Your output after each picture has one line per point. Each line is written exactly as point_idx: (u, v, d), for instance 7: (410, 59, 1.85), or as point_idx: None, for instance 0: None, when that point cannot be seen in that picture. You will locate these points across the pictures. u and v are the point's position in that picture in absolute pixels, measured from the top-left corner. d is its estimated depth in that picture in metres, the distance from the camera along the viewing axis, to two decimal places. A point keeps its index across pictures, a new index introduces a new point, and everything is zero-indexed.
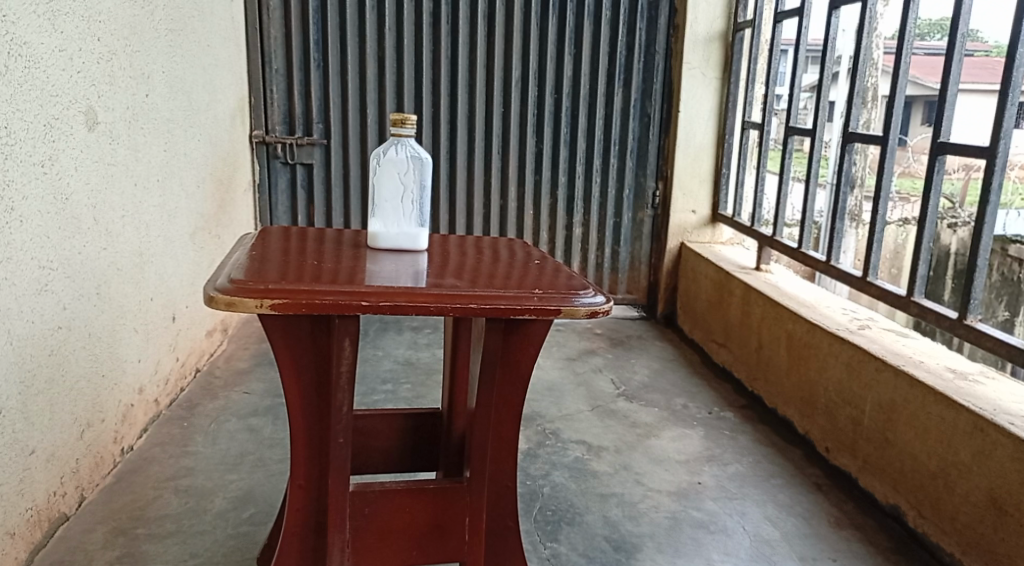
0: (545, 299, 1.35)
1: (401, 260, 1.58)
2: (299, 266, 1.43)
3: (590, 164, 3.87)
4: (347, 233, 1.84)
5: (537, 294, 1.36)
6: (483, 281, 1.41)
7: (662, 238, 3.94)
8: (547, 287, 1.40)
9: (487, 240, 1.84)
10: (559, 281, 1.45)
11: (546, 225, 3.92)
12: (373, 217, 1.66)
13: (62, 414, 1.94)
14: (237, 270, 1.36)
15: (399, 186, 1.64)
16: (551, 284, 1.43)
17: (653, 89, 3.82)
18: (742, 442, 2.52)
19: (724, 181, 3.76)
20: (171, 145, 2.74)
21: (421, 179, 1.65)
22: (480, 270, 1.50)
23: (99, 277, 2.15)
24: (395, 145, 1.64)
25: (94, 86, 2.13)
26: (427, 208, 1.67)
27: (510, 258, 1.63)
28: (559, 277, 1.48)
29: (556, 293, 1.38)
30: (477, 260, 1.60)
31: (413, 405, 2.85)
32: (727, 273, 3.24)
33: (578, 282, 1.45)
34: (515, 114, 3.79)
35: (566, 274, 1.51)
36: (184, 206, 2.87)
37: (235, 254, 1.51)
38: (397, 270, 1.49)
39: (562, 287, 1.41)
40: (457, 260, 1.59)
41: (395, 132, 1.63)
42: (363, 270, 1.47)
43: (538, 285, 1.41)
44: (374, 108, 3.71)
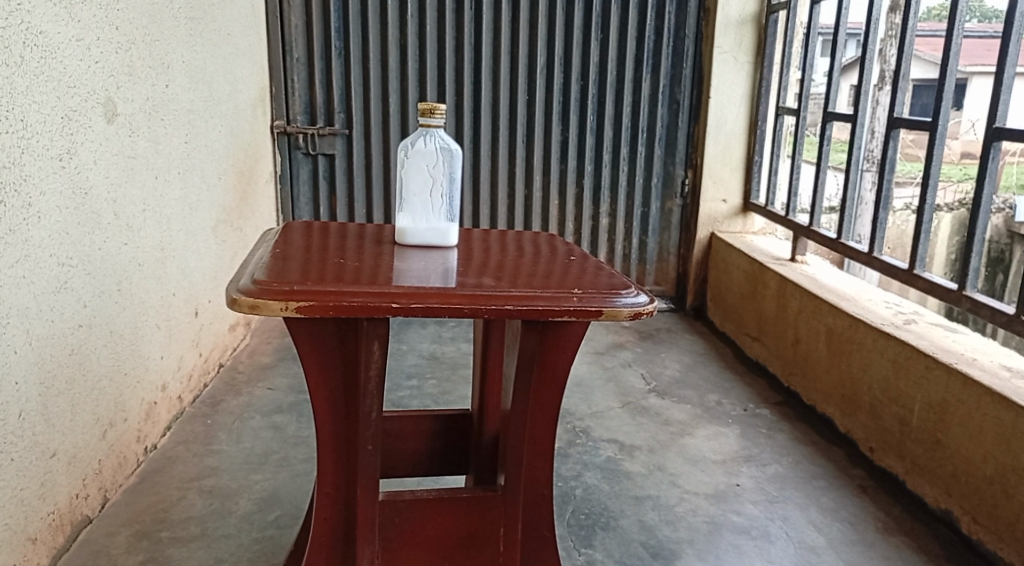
0: (588, 296, 1.28)
1: (429, 256, 1.51)
2: (326, 265, 1.37)
3: (617, 153, 3.78)
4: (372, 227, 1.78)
5: (576, 293, 1.28)
6: (518, 281, 1.33)
7: (691, 228, 3.85)
8: (587, 286, 1.32)
9: (519, 235, 1.77)
10: (598, 280, 1.37)
11: (571, 215, 3.83)
12: (400, 212, 1.58)
13: (84, 415, 1.89)
14: (259, 269, 1.29)
15: (427, 179, 1.57)
16: (591, 283, 1.35)
17: (683, 74, 3.71)
18: (781, 442, 2.43)
19: (757, 169, 3.66)
20: (192, 138, 2.68)
21: (450, 172, 1.59)
22: (514, 268, 1.43)
23: (119, 272, 2.10)
24: (424, 135, 1.57)
25: (112, 76, 2.07)
26: (455, 201, 1.60)
27: (545, 254, 1.56)
28: (599, 274, 1.41)
29: (598, 290, 1.30)
30: (511, 256, 1.53)
31: (439, 401, 2.79)
32: (760, 264, 3.15)
33: (620, 280, 1.37)
34: (540, 101, 3.70)
35: (607, 272, 1.43)
36: (206, 199, 2.81)
37: (257, 251, 1.46)
38: (427, 268, 1.43)
39: (603, 285, 1.33)
40: (489, 257, 1.52)
41: (423, 122, 1.55)
42: (392, 267, 1.41)
43: (577, 284, 1.33)
44: (397, 96, 3.63)
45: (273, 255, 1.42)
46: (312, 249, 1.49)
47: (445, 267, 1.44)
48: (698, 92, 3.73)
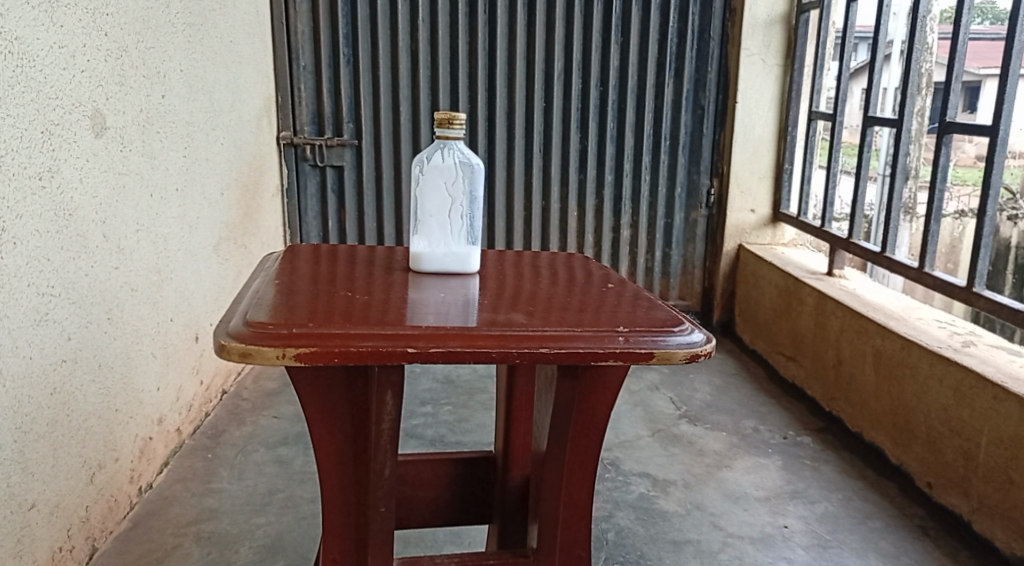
0: (633, 332, 1.09)
1: (448, 286, 1.34)
2: (330, 300, 1.19)
3: (639, 161, 3.60)
4: (383, 252, 1.61)
5: (619, 329, 1.10)
6: (553, 316, 1.15)
7: (718, 240, 3.67)
8: (631, 321, 1.14)
9: (545, 258, 1.58)
10: (644, 313, 1.18)
11: (591, 227, 3.65)
12: (415, 235, 1.40)
13: (68, 459, 1.73)
14: (255, 307, 1.12)
15: (445, 197, 1.39)
16: (636, 317, 1.16)
17: (707, 78, 3.53)
18: (827, 477, 2.24)
19: (787, 177, 3.47)
20: (191, 151, 2.52)
21: (471, 190, 1.41)
22: (545, 299, 1.25)
23: (110, 299, 1.93)
24: (442, 149, 1.39)
25: (101, 86, 1.91)
26: (477, 223, 1.42)
27: (578, 281, 1.38)
28: (641, 306, 1.23)
29: (642, 324, 1.12)
30: (540, 284, 1.35)
31: (456, 430, 2.60)
32: (795, 279, 2.95)
33: (665, 313, 1.19)
34: (557, 108, 3.53)
35: (650, 303, 1.25)
36: (207, 216, 2.65)
37: (254, 283, 1.29)
38: (446, 301, 1.26)
39: (648, 319, 1.15)
40: (514, 286, 1.34)
41: (441, 134, 1.38)
42: (406, 301, 1.23)
43: (621, 319, 1.15)
44: (408, 105, 3.47)
45: (272, 288, 1.25)
46: (316, 279, 1.32)
47: (465, 299, 1.27)
48: (723, 97, 3.55)
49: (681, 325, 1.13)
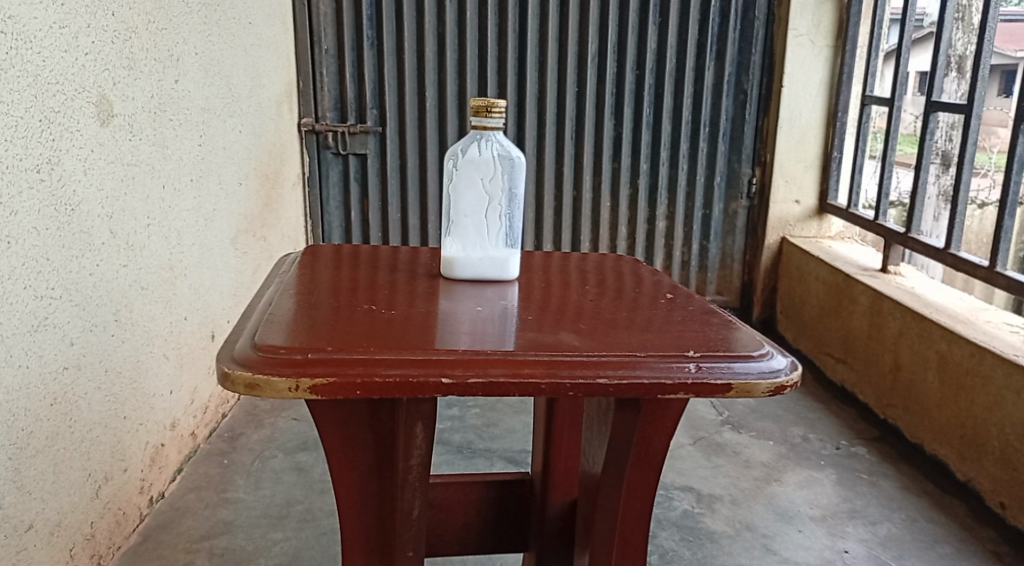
0: (705, 354, 0.94)
1: (483, 295, 1.19)
2: (352, 314, 1.05)
3: (676, 150, 3.42)
4: (408, 260, 1.48)
5: (687, 352, 0.94)
6: (609, 337, 0.99)
7: (759, 232, 3.49)
8: (700, 343, 0.98)
9: (589, 263, 1.44)
10: (713, 335, 1.02)
11: (625, 218, 3.47)
12: (448, 237, 1.26)
13: (69, 473, 1.60)
14: (266, 325, 0.98)
15: (481, 195, 1.24)
16: (705, 339, 1.00)
17: (751, 60, 3.34)
18: (887, 494, 2.08)
19: (836, 166, 3.31)
20: (208, 138, 2.38)
21: (510, 186, 1.26)
22: (598, 314, 1.09)
23: (118, 300, 1.80)
24: (478, 141, 1.23)
25: (107, 70, 1.77)
26: (517, 223, 1.27)
27: (631, 291, 1.23)
28: (708, 326, 1.07)
29: (711, 347, 0.97)
30: (588, 295, 1.19)
31: (484, 435, 2.45)
32: (847, 276, 2.77)
33: (736, 335, 1.03)
34: (591, 93, 3.35)
35: (718, 321, 1.09)
36: (224, 207, 2.51)
37: (265, 295, 1.15)
38: (482, 314, 1.11)
39: (719, 341, 0.99)
40: (560, 296, 1.20)
41: (478, 124, 1.22)
42: (439, 316, 1.08)
43: (689, 340, 0.99)
44: (433, 90, 3.31)
45: (286, 301, 1.10)
46: (336, 290, 1.18)
47: (505, 310, 1.12)
48: (768, 81, 3.36)
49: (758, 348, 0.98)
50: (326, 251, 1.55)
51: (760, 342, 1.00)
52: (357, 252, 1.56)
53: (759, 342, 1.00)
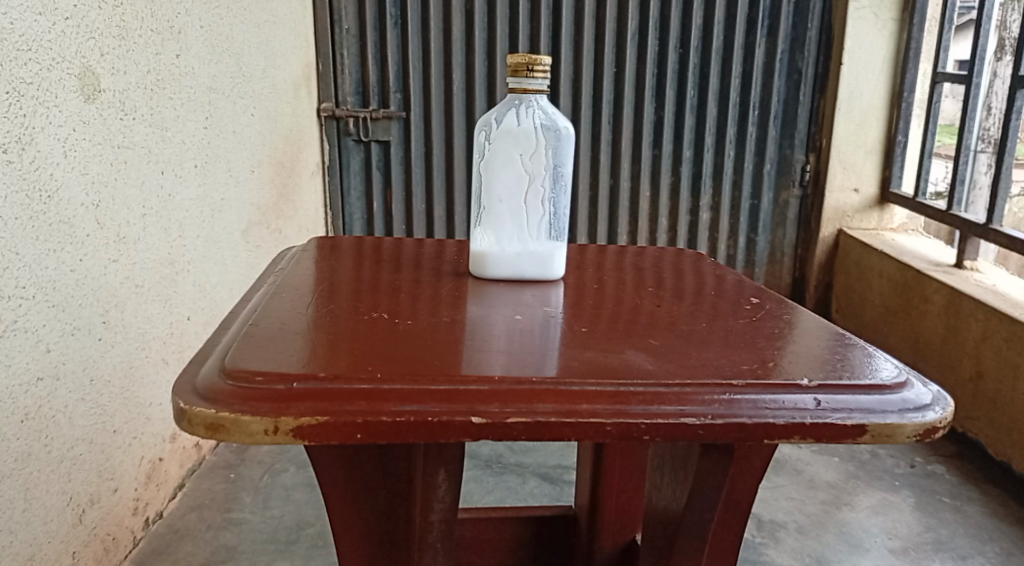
0: (818, 383, 0.71)
1: (520, 300, 0.97)
2: (357, 326, 0.82)
3: (722, 135, 3.16)
4: (436, 258, 1.26)
5: (795, 380, 0.71)
6: (691, 354, 0.76)
7: (813, 224, 3.23)
8: (812, 366, 0.75)
9: (648, 260, 1.21)
10: (826, 354, 0.79)
11: (666, 209, 3.22)
12: (478, 227, 1.04)
13: (43, 500, 1.39)
14: (247, 341, 0.76)
15: (519, 175, 1.02)
16: (816, 361, 0.77)
17: (806, 38, 3.08)
18: (975, 522, 1.83)
19: (901, 150, 3.08)
20: (215, 122, 2.17)
21: (554, 162, 1.03)
22: (670, 324, 0.87)
23: (107, 300, 1.59)
24: (516, 107, 1.01)
25: (93, 39, 1.56)
26: (562, 209, 1.05)
27: (706, 295, 1.00)
28: (813, 339, 0.84)
29: (824, 372, 0.73)
30: (653, 300, 0.97)
31: (516, 448, 2.23)
32: (917, 272, 2.59)
33: (843, 354, 0.80)
34: (630, 74, 3.10)
35: (824, 333, 0.86)
36: (234, 197, 2.31)
37: (252, 302, 0.93)
38: (521, 324, 0.88)
39: (832, 364, 0.76)
40: (620, 299, 0.97)
41: (517, 85, 0.99)
42: (468, 326, 0.86)
43: (793, 360, 0.76)
44: (462, 72, 3.09)
45: (277, 309, 0.88)
46: (342, 294, 0.96)
47: (554, 318, 0.90)
48: (824, 59, 3.10)
49: (877, 374, 0.74)
50: (344, 247, 1.34)
51: (874, 365, 0.77)
52: (378, 246, 1.35)
53: (873, 364, 0.77)
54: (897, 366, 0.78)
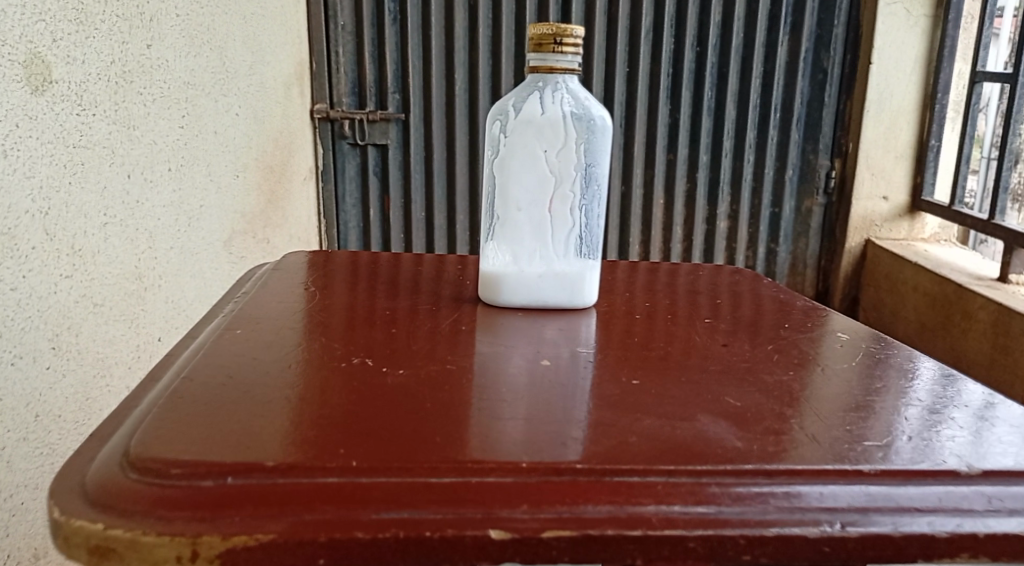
0: (931, 466, 0.67)
1: (542, 341, 0.91)
2: (315, 382, 0.76)
3: (741, 139, 2.96)
4: (444, 284, 1.15)
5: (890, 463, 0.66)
6: (737, 433, 0.71)
7: (838, 234, 3.03)
8: (952, 448, 0.71)
9: (682, 301, 1.12)
10: (935, 427, 0.75)
11: (681, 218, 3.01)
12: (496, 235, 1.04)
13: None
14: (185, 407, 0.70)
15: (546, 169, 1.01)
16: (928, 435, 0.73)
17: (832, 35, 2.88)
18: None
19: (934, 155, 2.88)
20: (193, 120, 1.97)
21: (584, 155, 1.01)
22: (715, 384, 0.81)
23: (62, 323, 1.40)
24: (545, 93, 1.00)
25: (43, 21, 1.35)
26: (593, 209, 1.04)
27: (746, 343, 0.95)
28: (875, 405, 0.79)
29: (955, 453, 0.69)
30: (693, 350, 0.91)
31: None
32: (957, 285, 2.41)
33: (958, 422, 0.76)
34: (643, 74, 2.90)
35: (913, 397, 0.82)
36: (215, 204, 2.10)
37: (198, 343, 0.86)
38: (541, 371, 0.82)
39: (973, 441, 0.72)
40: (665, 350, 0.90)
41: (543, 60, 0.99)
42: (490, 376, 0.80)
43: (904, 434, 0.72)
44: (464, 72, 2.90)
45: (221, 354, 0.82)
46: (307, 334, 0.89)
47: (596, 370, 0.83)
48: (851, 58, 2.90)
49: (975, 446, 0.71)
50: (340, 265, 1.24)
51: (964, 430, 0.74)
52: (374, 265, 1.24)
53: (964, 431, 0.74)
54: (981, 424, 0.76)
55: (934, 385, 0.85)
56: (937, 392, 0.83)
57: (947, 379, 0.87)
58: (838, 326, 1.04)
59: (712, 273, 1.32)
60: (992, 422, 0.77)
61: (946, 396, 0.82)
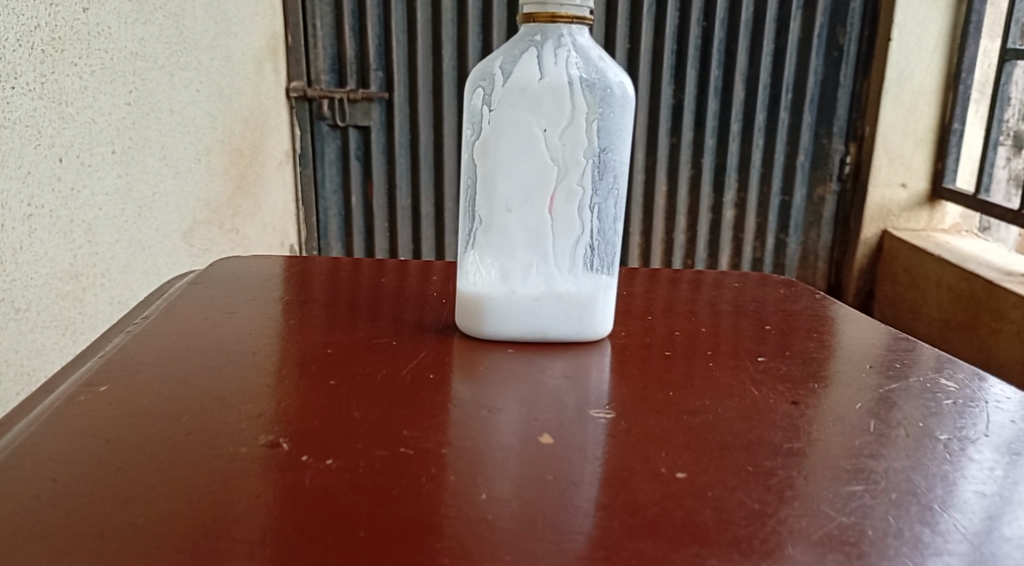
0: (941, 534, 0.61)
1: (539, 408, 0.78)
2: (160, 473, 0.64)
3: (750, 122, 2.75)
4: (431, 324, 0.98)
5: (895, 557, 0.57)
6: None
7: (853, 224, 2.83)
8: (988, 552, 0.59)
9: (706, 345, 0.96)
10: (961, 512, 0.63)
11: (685, 206, 2.81)
12: (485, 239, 0.90)
13: None
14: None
15: (550, 154, 0.87)
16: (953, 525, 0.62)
17: (850, 9, 2.67)
18: None
19: (956, 140, 2.69)
20: (143, 97, 1.74)
21: (602, 128, 0.88)
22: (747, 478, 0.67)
23: None
24: (550, 54, 0.87)
25: None
26: (606, 200, 0.91)
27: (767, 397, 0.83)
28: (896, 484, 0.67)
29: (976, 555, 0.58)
30: (716, 415, 0.78)
31: None
32: (987, 282, 2.22)
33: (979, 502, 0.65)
34: (646, 51, 2.68)
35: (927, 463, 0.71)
36: (171, 192, 1.88)
37: (44, 404, 0.76)
38: (533, 452, 0.70)
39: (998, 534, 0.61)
40: (709, 431, 0.74)
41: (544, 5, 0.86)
42: (468, 459, 0.68)
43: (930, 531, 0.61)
44: (452, 47, 2.68)
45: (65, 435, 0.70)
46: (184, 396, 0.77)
47: (630, 470, 0.67)
48: (869, 35, 2.69)
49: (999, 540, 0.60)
50: (314, 293, 1.09)
51: (983, 484, 0.68)
52: (352, 296, 1.08)
53: (985, 517, 0.63)
54: (1000, 503, 0.65)
55: (954, 425, 0.79)
56: (952, 444, 0.75)
57: (967, 435, 0.77)
58: (848, 353, 0.96)
59: (739, 296, 1.16)
60: (1010, 498, 0.66)
61: (959, 456, 0.73)
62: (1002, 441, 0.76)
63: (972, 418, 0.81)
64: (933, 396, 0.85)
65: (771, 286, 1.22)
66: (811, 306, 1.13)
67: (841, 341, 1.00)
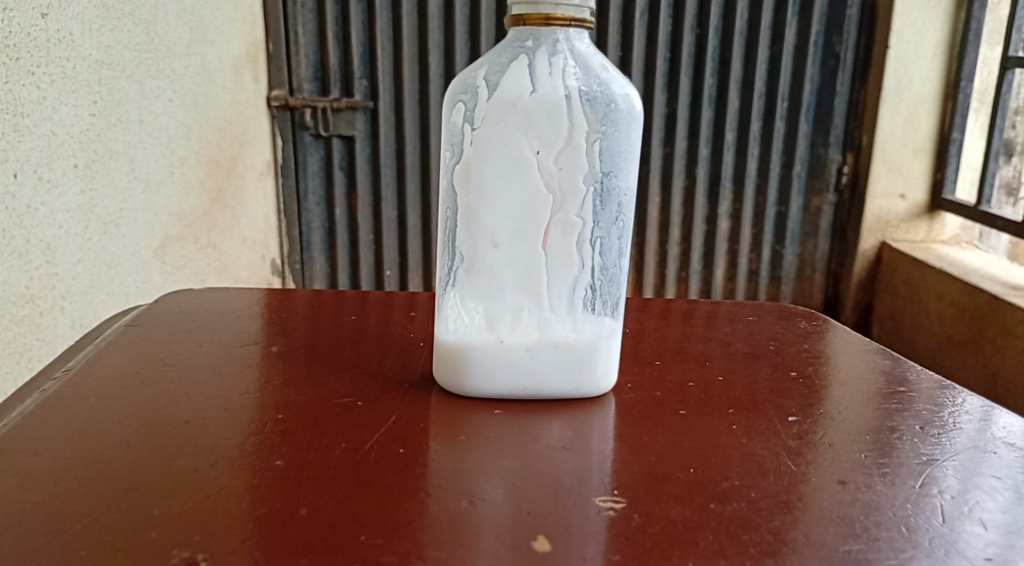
0: None
1: (534, 496, 0.70)
2: None
3: (745, 131, 2.67)
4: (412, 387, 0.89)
5: None
6: None
7: (851, 236, 2.76)
8: None
9: (713, 406, 0.88)
10: None
11: (679, 218, 2.73)
12: (470, 276, 0.82)
13: None
14: None
15: (545, 181, 0.80)
16: None
17: (847, 14, 2.60)
18: None
19: (956, 149, 2.62)
20: (109, 107, 1.65)
21: (606, 149, 0.81)
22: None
23: None
24: (546, 63, 0.79)
25: None
26: (609, 231, 0.83)
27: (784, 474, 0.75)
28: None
29: None
30: (730, 502, 0.70)
31: None
32: (992, 296, 2.14)
33: None
34: (639, 58, 2.60)
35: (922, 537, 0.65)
36: (140, 207, 1.78)
37: None
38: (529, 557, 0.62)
39: None
40: (738, 527, 0.66)
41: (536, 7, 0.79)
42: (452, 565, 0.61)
43: None
44: (438, 55, 2.60)
45: None
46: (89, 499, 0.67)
47: None
48: (866, 42, 2.62)
49: None
50: (287, 345, 1.00)
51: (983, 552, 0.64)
52: (331, 348, 0.99)
53: None
54: None
55: (958, 467, 0.77)
56: (947, 511, 0.70)
57: (965, 500, 0.72)
58: (844, 396, 0.92)
59: (742, 344, 1.08)
60: None
61: (953, 526, 0.68)
62: (1002, 507, 0.71)
63: (972, 478, 0.75)
64: (935, 433, 0.84)
65: (769, 327, 1.14)
66: (808, 351, 1.06)
67: (840, 375, 0.98)
